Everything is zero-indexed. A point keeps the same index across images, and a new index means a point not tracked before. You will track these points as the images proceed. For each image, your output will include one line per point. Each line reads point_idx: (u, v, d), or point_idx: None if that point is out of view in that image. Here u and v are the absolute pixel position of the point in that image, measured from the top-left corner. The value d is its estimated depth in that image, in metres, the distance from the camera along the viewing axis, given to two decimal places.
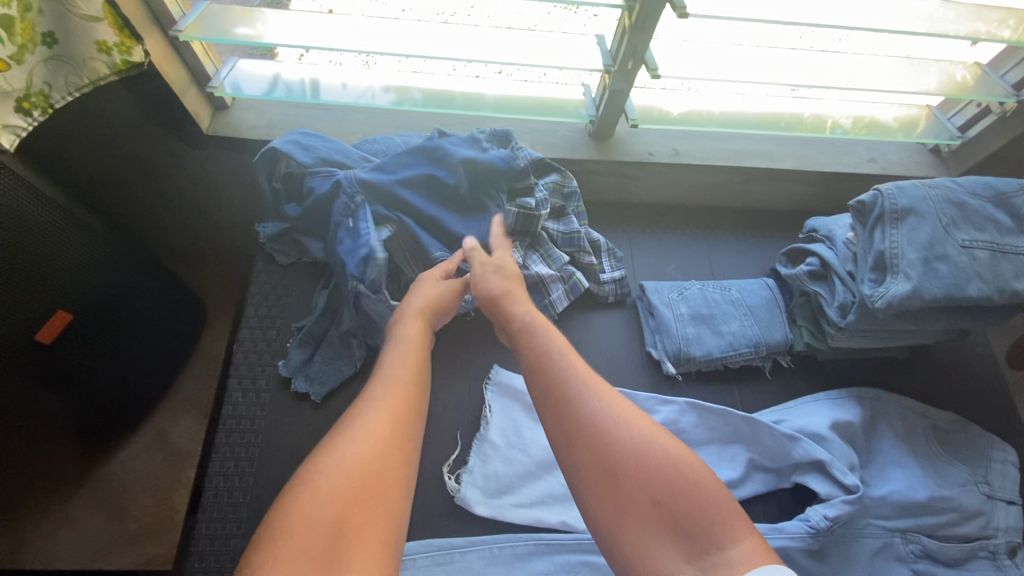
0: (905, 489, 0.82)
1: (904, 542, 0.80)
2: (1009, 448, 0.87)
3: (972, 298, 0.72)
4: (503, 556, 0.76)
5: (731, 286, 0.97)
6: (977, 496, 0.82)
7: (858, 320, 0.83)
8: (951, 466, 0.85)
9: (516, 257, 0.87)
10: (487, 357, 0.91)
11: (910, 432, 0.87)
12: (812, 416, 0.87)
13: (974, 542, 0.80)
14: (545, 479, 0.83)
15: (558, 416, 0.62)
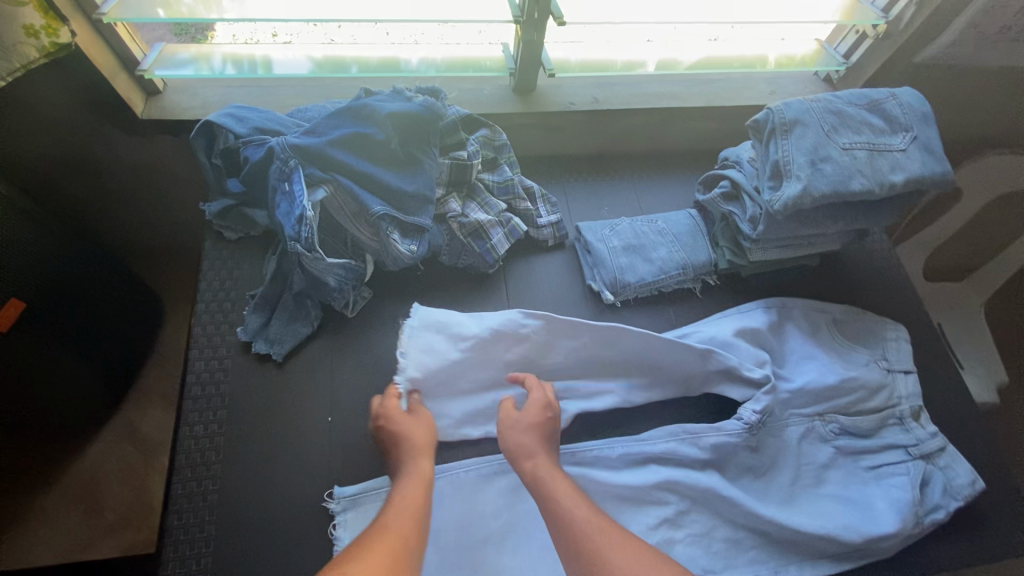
0: (818, 376, 0.91)
1: (823, 423, 0.90)
2: (900, 329, 0.98)
3: (856, 193, 0.81)
4: (471, 478, 0.83)
5: (659, 218, 1.04)
6: (878, 371, 0.93)
7: (767, 230, 0.91)
8: (854, 350, 0.95)
9: (453, 204, 0.92)
10: (438, 307, 0.96)
11: (814, 326, 0.97)
12: (721, 327, 0.95)
13: (883, 414, 0.90)
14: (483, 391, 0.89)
15: (570, 556, 0.65)
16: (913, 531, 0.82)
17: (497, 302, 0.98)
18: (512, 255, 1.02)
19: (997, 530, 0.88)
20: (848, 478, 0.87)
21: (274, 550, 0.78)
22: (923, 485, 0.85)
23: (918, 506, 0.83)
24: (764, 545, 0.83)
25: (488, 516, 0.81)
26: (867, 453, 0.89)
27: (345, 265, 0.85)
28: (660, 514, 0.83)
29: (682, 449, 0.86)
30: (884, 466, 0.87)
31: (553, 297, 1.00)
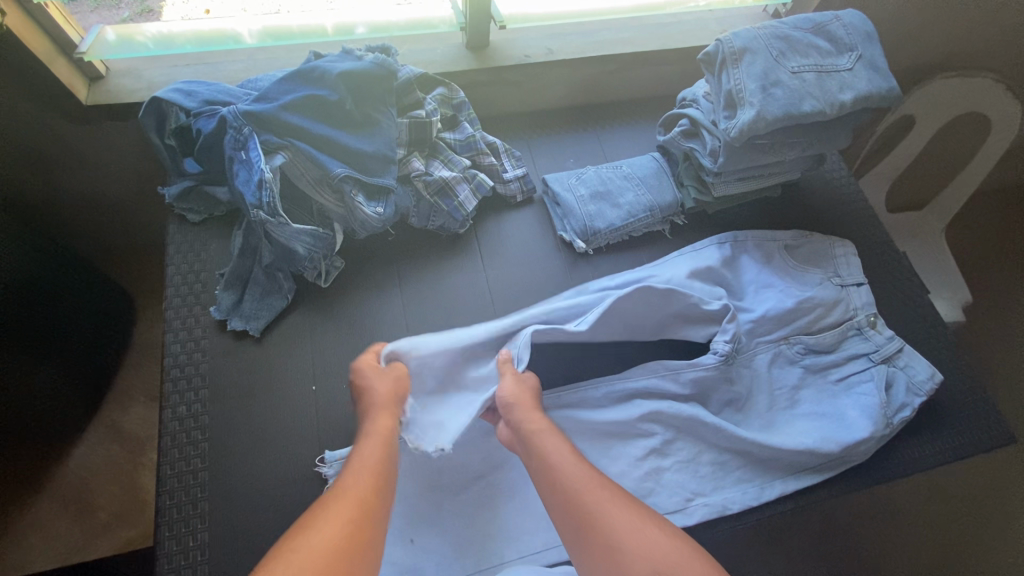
0: (777, 302, 0.94)
1: (789, 345, 0.93)
2: (848, 244, 1.01)
3: (808, 115, 0.83)
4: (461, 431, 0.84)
5: (623, 164, 1.05)
6: (833, 288, 0.96)
7: (728, 162, 0.92)
8: (807, 272, 0.98)
9: (416, 163, 0.92)
10: (415, 269, 0.96)
11: (768, 254, 1.00)
12: (676, 268, 0.96)
13: (842, 326, 0.94)
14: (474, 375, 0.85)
15: (570, 520, 0.65)
16: (883, 434, 0.86)
17: (470, 262, 0.97)
18: (481, 213, 1.02)
19: (970, 429, 0.91)
20: (820, 395, 0.90)
21: (271, 518, 0.77)
22: (888, 387, 0.89)
23: (886, 407, 0.87)
24: (748, 465, 0.86)
25: (480, 464, 0.83)
26: (832, 366, 0.92)
27: (313, 233, 0.85)
28: (646, 445, 0.85)
29: (663, 383, 0.88)
30: (852, 376, 0.91)
31: (525, 251, 1.00)
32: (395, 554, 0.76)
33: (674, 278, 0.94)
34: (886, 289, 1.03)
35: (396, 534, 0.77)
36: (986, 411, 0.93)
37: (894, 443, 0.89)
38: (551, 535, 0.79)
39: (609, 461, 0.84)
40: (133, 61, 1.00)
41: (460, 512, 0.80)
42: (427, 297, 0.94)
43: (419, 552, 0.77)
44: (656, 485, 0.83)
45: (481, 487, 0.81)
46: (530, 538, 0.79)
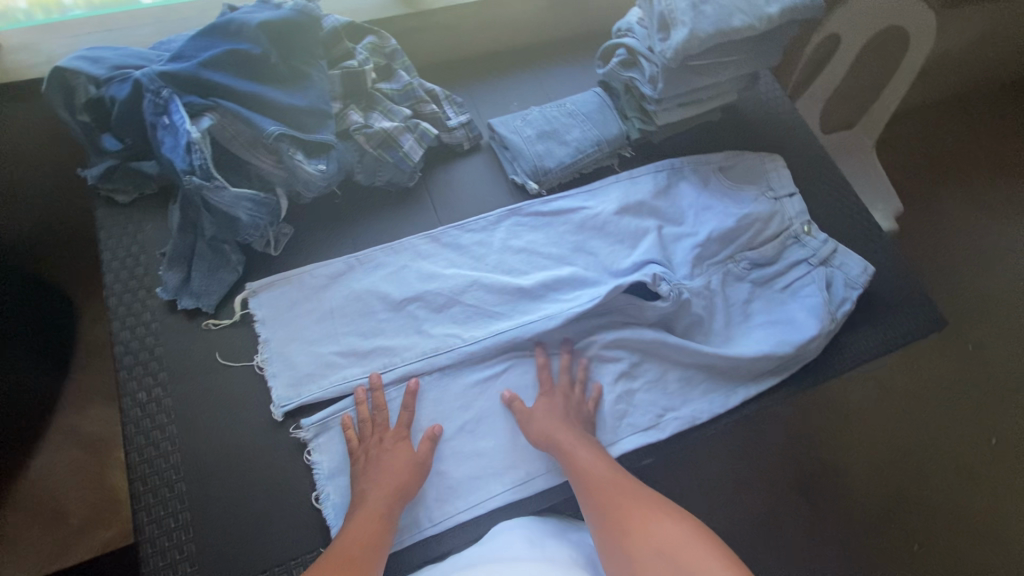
0: (718, 223, 0.97)
1: (735, 263, 0.96)
2: (777, 158, 1.04)
3: (738, 30, 0.84)
4: (435, 379, 0.85)
5: (567, 101, 1.04)
6: (767, 202, 1.00)
7: (667, 87, 0.93)
8: (746, 190, 1.01)
9: (355, 116, 0.87)
10: (367, 230, 0.94)
11: (705, 180, 1.03)
12: (605, 203, 0.99)
13: (780, 237, 0.98)
14: (417, 337, 0.86)
15: (596, 514, 0.72)
16: (829, 329, 0.92)
17: (424, 212, 0.97)
18: (429, 164, 1.00)
19: (905, 319, 0.99)
20: (770, 304, 0.95)
21: (253, 488, 0.76)
22: (829, 287, 0.96)
23: (829, 304, 0.93)
24: (714, 377, 0.90)
25: (458, 410, 0.83)
26: (778, 276, 0.97)
27: (253, 197, 0.81)
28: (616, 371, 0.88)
29: (625, 312, 0.91)
30: (796, 282, 0.96)
31: (478, 199, 1.00)
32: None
33: (601, 215, 0.98)
34: (827, 198, 1.07)
35: None
36: (919, 302, 1.01)
37: (842, 340, 0.96)
38: (534, 466, 0.82)
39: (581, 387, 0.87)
40: (27, 33, 0.90)
41: (443, 456, 0.80)
42: (380, 253, 0.91)
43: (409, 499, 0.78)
44: (629, 406, 0.87)
45: (461, 431, 0.82)
46: (516, 471, 0.81)
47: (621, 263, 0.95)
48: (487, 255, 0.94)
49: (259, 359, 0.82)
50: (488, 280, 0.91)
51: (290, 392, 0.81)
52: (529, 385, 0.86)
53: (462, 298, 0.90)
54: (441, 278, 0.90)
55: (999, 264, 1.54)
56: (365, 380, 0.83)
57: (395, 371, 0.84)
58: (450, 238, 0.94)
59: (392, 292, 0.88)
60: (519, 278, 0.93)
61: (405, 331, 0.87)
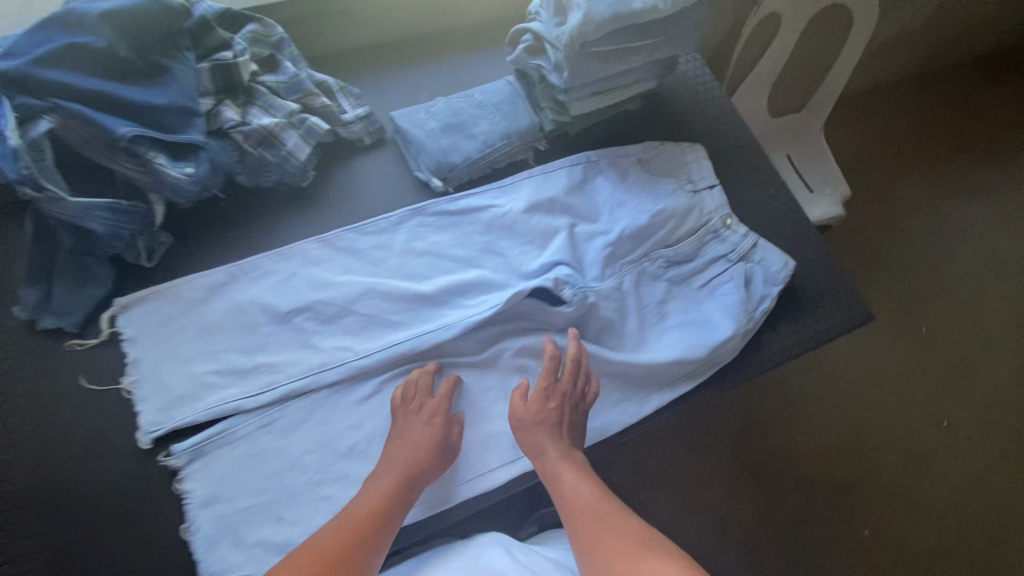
0: (631, 220, 0.92)
1: (651, 261, 0.92)
2: (697, 148, 1.00)
3: (639, 13, 0.78)
4: (324, 397, 0.80)
5: (477, 91, 0.98)
6: (684, 196, 0.96)
7: (574, 75, 0.87)
8: (661, 184, 0.97)
9: (229, 113, 0.80)
10: (256, 236, 0.88)
11: (623, 173, 0.98)
12: (514, 202, 0.94)
13: (698, 233, 0.94)
14: (304, 352, 0.81)
15: (583, 549, 0.69)
16: (745, 329, 0.89)
17: (321, 214, 0.91)
18: (327, 162, 0.93)
19: (833, 311, 0.96)
20: (686, 303, 0.92)
21: (120, 522, 0.71)
22: (747, 284, 0.92)
23: (747, 303, 0.90)
24: (626, 383, 0.86)
25: (349, 429, 0.79)
26: (695, 274, 0.93)
27: (110, 206, 0.74)
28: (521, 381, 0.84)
29: (534, 319, 0.87)
30: (713, 280, 0.93)
31: (381, 198, 0.94)
32: (265, 533, 0.73)
33: (510, 214, 0.93)
34: (754, 189, 1.03)
35: (263, 512, 0.74)
36: (847, 294, 0.97)
37: (765, 338, 0.93)
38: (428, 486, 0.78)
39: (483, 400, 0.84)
40: None
41: (330, 480, 0.76)
42: (268, 260, 0.85)
43: (290, 528, 0.74)
44: None
45: (351, 452, 0.78)
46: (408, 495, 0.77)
47: (530, 265, 0.90)
48: (388, 259, 0.89)
49: (128, 381, 0.76)
50: (386, 287, 0.86)
51: (161, 416, 0.75)
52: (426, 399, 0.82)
53: (356, 308, 0.84)
54: (334, 286, 0.85)
55: (943, 257, 1.69)
56: (245, 401, 0.77)
57: (279, 389, 0.78)
58: (346, 241, 0.88)
59: (279, 303, 0.83)
60: (421, 283, 0.88)
61: (292, 345, 0.81)
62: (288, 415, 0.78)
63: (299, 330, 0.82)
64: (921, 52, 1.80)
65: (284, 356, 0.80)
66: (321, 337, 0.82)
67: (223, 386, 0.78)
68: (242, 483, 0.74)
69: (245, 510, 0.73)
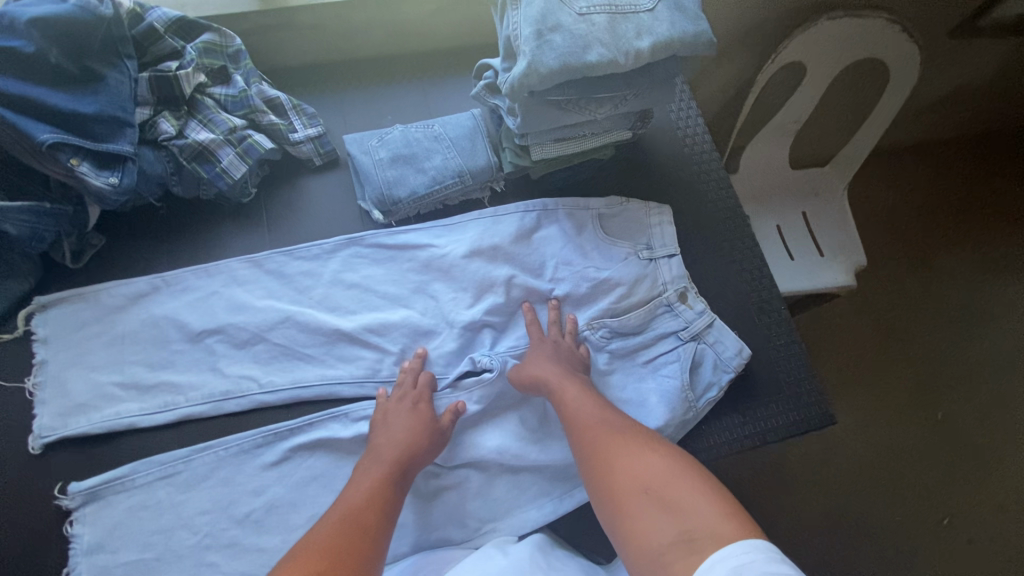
0: (573, 285, 0.89)
1: (593, 331, 0.87)
2: (665, 211, 0.92)
3: (594, 66, 0.71)
4: (229, 455, 0.77)
5: (437, 122, 0.93)
6: (637, 263, 0.90)
7: (528, 122, 0.81)
8: (615, 246, 0.91)
9: (163, 125, 0.79)
10: (187, 249, 0.86)
11: (580, 228, 0.92)
12: (457, 244, 0.89)
13: (649, 304, 0.87)
14: (209, 378, 0.80)
15: (584, 448, 0.70)
16: (684, 418, 0.83)
17: (255, 234, 0.89)
18: (274, 180, 0.91)
19: (787, 410, 0.87)
20: (626, 379, 0.86)
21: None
22: (694, 368, 0.86)
23: (688, 391, 0.84)
24: (540, 463, 0.82)
25: (248, 494, 0.76)
26: (641, 349, 0.87)
27: (30, 208, 0.74)
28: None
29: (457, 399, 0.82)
30: (659, 358, 0.87)
31: (322, 223, 0.91)
32: (133, 563, 0.72)
33: (448, 256, 0.88)
34: (723, 258, 0.95)
35: (133, 539, 0.72)
36: (811, 392, 0.88)
37: (707, 431, 0.86)
38: None
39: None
40: None
41: (219, 546, 0.74)
42: (191, 275, 0.83)
43: (155, 560, 0.72)
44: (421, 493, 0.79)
45: (246, 520, 0.75)
46: None
47: (460, 314, 0.86)
48: (313, 287, 0.86)
49: (32, 382, 0.77)
50: (303, 319, 0.83)
51: (56, 423, 0.76)
52: (322, 442, 0.79)
53: (269, 336, 0.82)
54: (250, 311, 0.83)
55: (974, 343, 1.58)
56: (141, 419, 0.77)
57: (176, 411, 0.78)
58: (274, 264, 0.86)
59: (192, 322, 0.81)
60: (343, 318, 0.85)
61: (198, 369, 0.80)
62: (183, 439, 0.78)
63: (208, 353, 0.81)
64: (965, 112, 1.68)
65: (188, 379, 0.79)
66: (229, 364, 0.81)
67: (122, 398, 0.77)
68: (130, 535, 0.72)
69: (126, 565, 0.72)
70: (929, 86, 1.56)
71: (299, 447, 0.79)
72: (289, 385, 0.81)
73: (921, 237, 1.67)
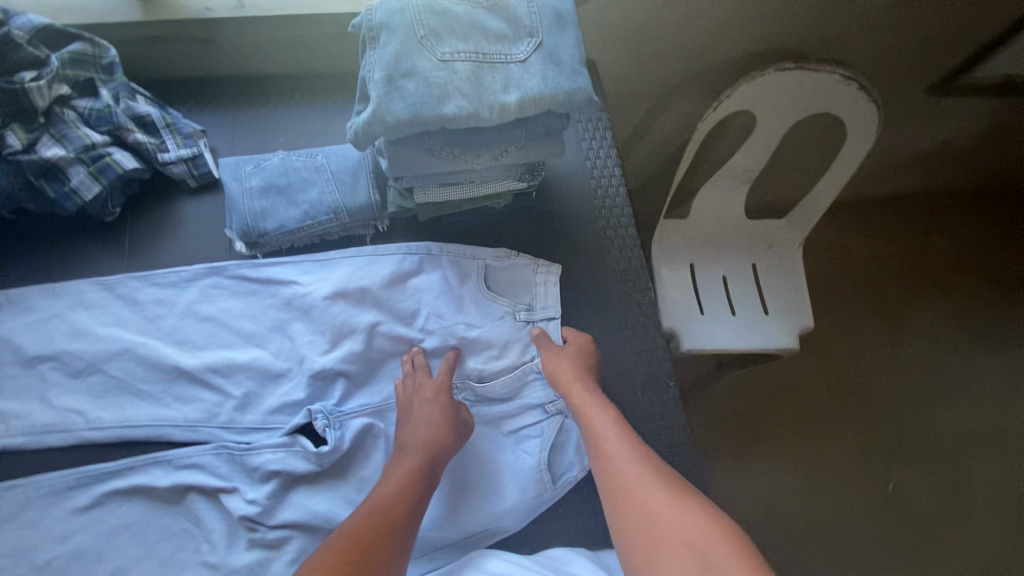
0: (443, 341, 0.84)
1: (458, 392, 0.82)
2: (552, 270, 0.89)
3: (451, 119, 0.65)
4: (39, 496, 0.73)
5: (320, 151, 0.87)
6: (514, 325, 0.86)
7: (394, 167, 0.74)
8: (494, 302, 0.86)
9: (11, 138, 0.75)
10: (38, 268, 0.82)
11: (463, 277, 0.86)
12: (324, 283, 0.84)
13: (517, 369, 0.84)
14: (32, 412, 0.76)
15: (614, 507, 0.67)
16: (541, 499, 0.81)
17: (109, 259, 0.84)
18: (143, 198, 0.86)
19: None
20: (487, 449, 0.82)
21: None
22: (558, 447, 0.83)
23: (544, 472, 0.81)
24: None
25: (52, 540, 0.72)
26: (505, 417, 0.83)
27: None
28: (252, 497, 0.75)
29: (291, 460, 0.77)
30: (522, 430, 0.83)
31: (192, 247, 0.86)
32: None
33: (310, 296, 0.83)
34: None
35: None
36: None
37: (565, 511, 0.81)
38: None
39: (205, 518, 0.75)
40: None
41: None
42: (35, 294, 0.79)
43: None
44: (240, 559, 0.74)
45: (45, 568, 0.71)
46: None
47: (313, 359, 0.80)
48: (164, 318, 0.81)
49: None
50: (143, 353, 0.78)
51: None
52: (137, 488, 0.75)
53: (106, 367, 0.78)
54: (85, 342, 0.78)
55: None
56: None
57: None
58: (126, 288, 0.81)
59: (26, 345, 0.77)
60: (188, 354, 0.79)
61: (21, 401, 0.76)
62: None
63: (36, 384, 0.76)
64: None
65: (10, 411, 0.76)
66: (56, 398, 0.77)
67: None
68: None
69: None
70: None
71: (112, 492, 0.75)
72: (116, 424, 0.77)
73: None
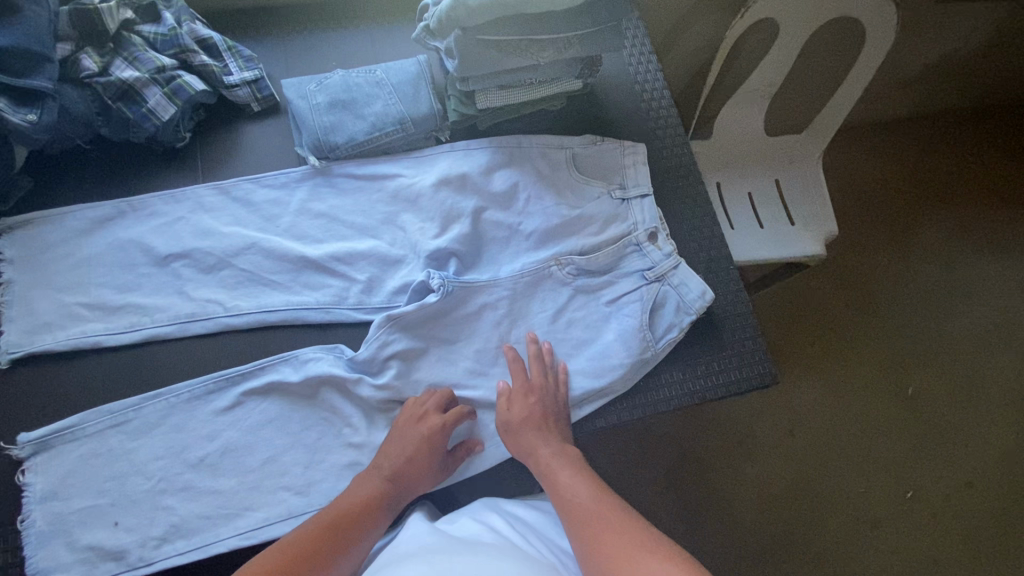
0: (543, 219, 0.88)
1: (560, 267, 0.86)
2: (639, 150, 0.91)
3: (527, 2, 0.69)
4: (181, 402, 0.75)
5: (379, 69, 0.89)
6: (611, 202, 0.90)
7: (462, 64, 0.77)
8: (588, 185, 0.91)
9: (88, 61, 0.76)
10: (135, 190, 0.84)
11: (552, 167, 0.91)
12: (425, 175, 0.88)
13: (619, 242, 0.87)
14: (150, 322, 0.77)
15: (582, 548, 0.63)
16: (643, 359, 0.82)
17: (195, 177, 0.86)
18: (211, 124, 0.88)
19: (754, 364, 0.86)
20: (588, 317, 0.85)
21: None
22: (656, 309, 0.85)
23: (646, 331, 0.83)
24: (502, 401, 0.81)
25: (202, 439, 0.75)
26: (605, 287, 0.86)
27: None
28: (378, 373, 0.79)
29: (411, 340, 0.80)
30: (623, 297, 0.85)
31: (279, 154, 0.89)
32: (87, 510, 0.70)
33: (415, 186, 0.87)
34: (681, 207, 0.94)
35: (87, 482, 0.71)
36: (755, 352, 0.87)
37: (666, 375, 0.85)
38: (275, 510, 0.72)
39: (339, 401, 0.78)
40: None
41: (175, 489, 0.72)
42: (157, 201, 0.82)
43: (106, 502, 0.71)
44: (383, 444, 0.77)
45: (200, 464, 0.73)
46: (250, 514, 0.72)
47: (426, 243, 0.84)
48: (281, 216, 0.85)
49: None
50: (253, 256, 0.82)
51: (23, 339, 0.74)
52: (273, 386, 0.77)
53: (236, 261, 0.81)
54: (202, 245, 0.81)
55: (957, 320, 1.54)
56: (108, 337, 0.76)
57: (142, 332, 0.77)
58: (242, 191, 0.85)
59: (158, 246, 0.80)
60: (310, 246, 0.84)
61: (138, 312, 0.77)
62: (132, 385, 0.76)
63: (154, 295, 0.79)
64: (942, 85, 1.60)
65: (129, 322, 0.77)
66: (173, 305, 0.78)
67: (66, 332, 0.75)
68: (84, 482, 0.71)
69: (82, 511, 0.70)
70: (926, 50, 1.48)
71: (251, 391, 0.77)
72: (240, 323, 0.79)
73: (916, 206, 1.62)
